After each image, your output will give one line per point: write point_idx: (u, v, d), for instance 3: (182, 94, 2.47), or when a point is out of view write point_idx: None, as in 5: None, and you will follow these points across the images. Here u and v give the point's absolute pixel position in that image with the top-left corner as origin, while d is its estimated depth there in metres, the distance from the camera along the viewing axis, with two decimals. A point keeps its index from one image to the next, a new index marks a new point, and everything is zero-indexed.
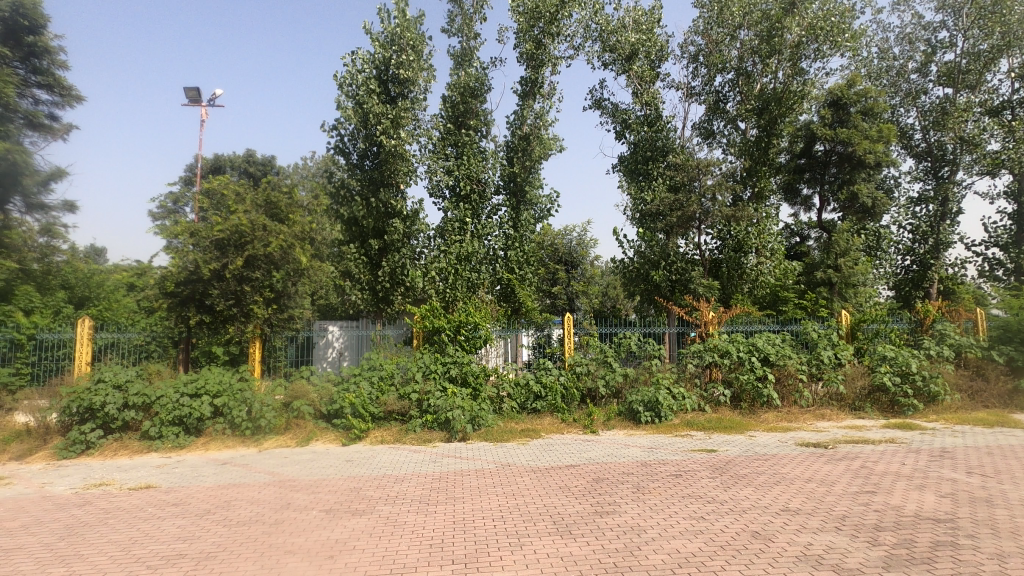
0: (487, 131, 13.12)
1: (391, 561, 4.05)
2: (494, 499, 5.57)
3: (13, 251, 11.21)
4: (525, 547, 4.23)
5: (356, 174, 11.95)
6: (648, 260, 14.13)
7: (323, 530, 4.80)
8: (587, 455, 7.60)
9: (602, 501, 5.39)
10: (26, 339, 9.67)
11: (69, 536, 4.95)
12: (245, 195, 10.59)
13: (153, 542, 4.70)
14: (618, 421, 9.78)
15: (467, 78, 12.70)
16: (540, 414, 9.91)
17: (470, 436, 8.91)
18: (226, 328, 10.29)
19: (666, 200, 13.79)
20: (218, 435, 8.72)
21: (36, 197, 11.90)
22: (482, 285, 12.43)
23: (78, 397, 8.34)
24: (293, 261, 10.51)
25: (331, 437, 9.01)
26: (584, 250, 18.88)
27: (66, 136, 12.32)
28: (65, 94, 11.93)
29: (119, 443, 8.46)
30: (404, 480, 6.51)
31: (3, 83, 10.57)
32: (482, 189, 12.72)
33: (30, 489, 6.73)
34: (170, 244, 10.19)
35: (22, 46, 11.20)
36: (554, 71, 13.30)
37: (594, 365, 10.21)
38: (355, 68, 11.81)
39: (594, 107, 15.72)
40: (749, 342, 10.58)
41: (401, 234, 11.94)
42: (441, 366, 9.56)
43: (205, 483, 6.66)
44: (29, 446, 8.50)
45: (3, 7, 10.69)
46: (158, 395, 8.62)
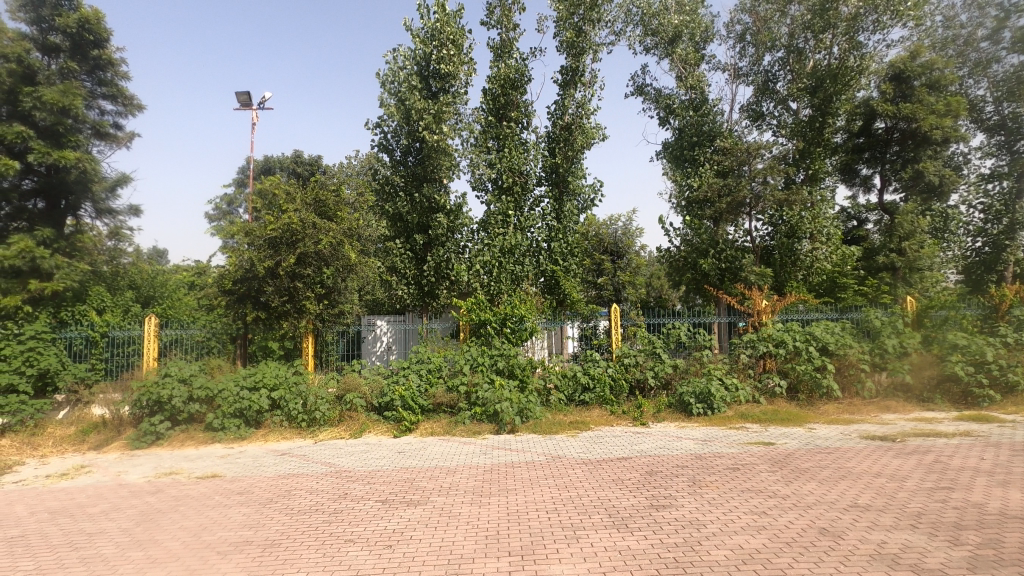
0: (527, 122, 13.02)
1: (449, 552, 4.07)
2: (547, 491, 5.54)
3: (85, 255, 11.81)
4: (581, 540, 4.18)
5: (400, 171, 12.15)
6: (695, 248, 13.84)
7: (380, 520, 4.89)
8: (639, 447, 7.47)
9: (657, 494, 5.29)
10: (100, 337, 10.29)
11: (144, 522, 5.23)
12: (295, 195, 10.84)
13: (221, 529, 4.90)
14: (669, 413, 9.56)
15: (508, 70, 12.60)
16: (589, 406, 9.81)
17: (520, 428, 8.91)
18: (281, 323, 10.66)
19: (714, 186, 13.30)
20: (276, 426, 9.12)
21: (104, 202, 12.34)
22: (526, 277, 12.46)
23: (147, 391, 8.81)
24: (343, 258, 10.77)
25: (383, 429, 9.19)
26: (629, 240, 18.63)
27: (129, 144, 12.89)
28: (127, 103, 12.48)
29: (186, 435, 8.92)
30: (456, 471, 6.57)
31: (73, 95, 11.20)
32: (525, 181, 12.65)
33: (108, 477, 7.16)
34: (228, 244, 10.67)
35: (88, 60, 11.78)
36: (595, 59, 13.06)
37: (642, 356, 10.02)
38: (396, 65, 11.92)
39: (635, 93, 15.39)
40: (806, 332, 10.14)
41: (445, 228, 12.02)
42: (488, 358, 9.55)
43: (266, 473, 6.90)
44: (105, 437, 9.11)
45: (71, 23, 11.33)
46: (220, 389, 8.97)
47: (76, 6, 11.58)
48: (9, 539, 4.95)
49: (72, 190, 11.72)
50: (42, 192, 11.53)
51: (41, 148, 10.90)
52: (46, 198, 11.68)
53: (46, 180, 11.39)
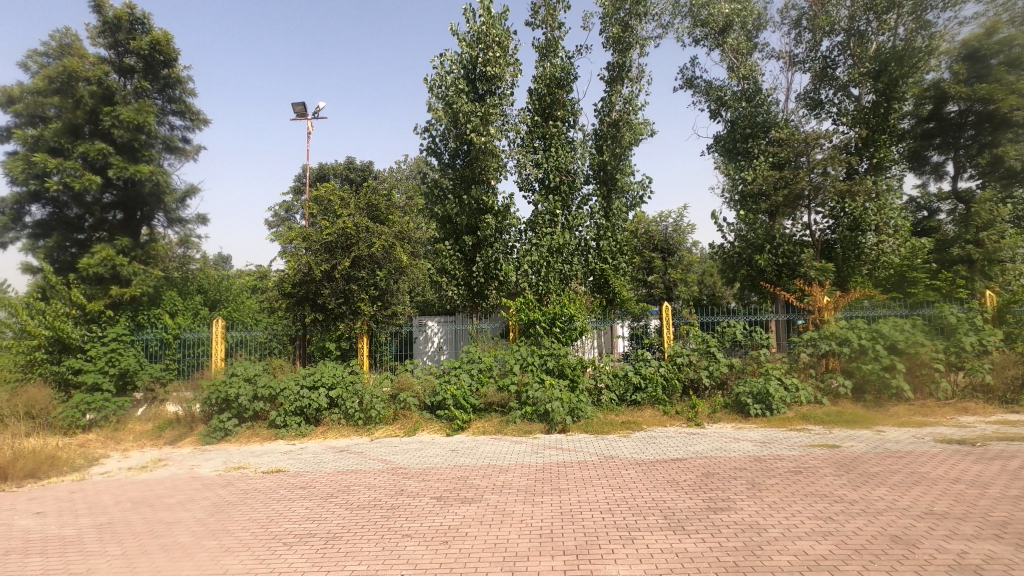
0: (574, 121, 12.96)
1: (503, 550, 4.11)
2: (600, 492, 5.49)
3: (159, 262, 12.55)
4: (637, 541, 4.14)
5: (448, 174, 12.31)
6: (750, 244, 13.55)
7: (436, 516, 4.99)
8: (694, 449, 7.30)
9: (715, 496, 5.15)
10: (173, 338, 10.99)
11: (216, 513, 5.54)
12: (348, 200, 11.18)
13: (286, 521, 5.14)
14: (725, 414, 9.30)
15: (553, 69, 12.58)
16: (641, 406, 9.67)
17: (571, 428, 8.88)
18: (337, 325, 10.98)
19: (769, 179, 12.79)
20: (335, 424, 9.48)
21: (175, 212, 13.11)
22: (575, 276, 12.42)
23: (216, 390, 9.32)
24: (395, 261, 11.05)
25: (436, 428, 9.36)
26: (681, 237, 18.30)
27: (196, 157, 13.63)
28: (194, 118, 13.24)
29: (251, 431, 9.41)
30: (508, 470, 6.62)
31: (146, 113, 11.95)
32: (572, 179, 12.63)
33: (183, 470, 7.63)
34: (286, 249, 11.12)
35: (159, 79, 12.53)
36: (643, 53, 12.85)
37: (695, 356, 9.78)
38: (443, 70, 12.12)
39: (685, 86, 15.03)
40: (872, 329, 9.58)
41: (493, 229, 12.14)
42: (538, 358, 9.57)
43: (326, 469, 7.17)
44: (179, 433, 9.73)
45: (143, 45, 12.05)
46: (282, 387, 9.40)
47: (148, 29, 12.32)
48: (98, 525, 5.37)
49: (146, 202, 12.52)
50: (121, 204, 12.38)
51: (120, 162, 11.75)
52: (123, 209, 12.52)
53: (124, 193, 12.21)
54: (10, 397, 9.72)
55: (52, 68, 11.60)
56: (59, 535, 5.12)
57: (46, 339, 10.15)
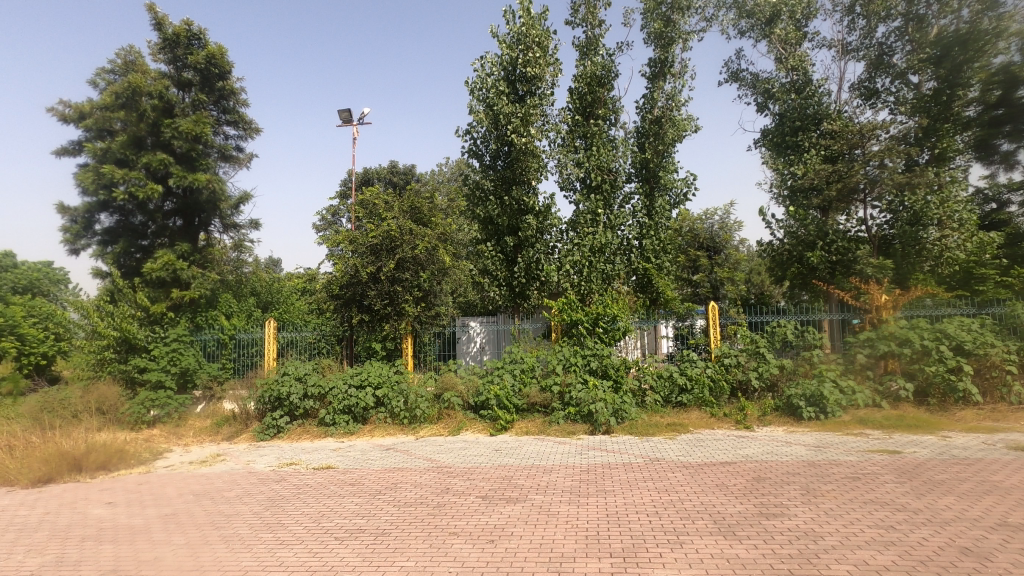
0: (615, 119, 12.83)
1: (550, 550, 4.12)
2: (647, 494, 5.41)
3: (214, 266, 13.04)
4: (686, 545, 4.06)
5: (490, 175, 12.33)
6: (803, 241, 12.97)
7: (482, 515, 5.04)
8: (744, 452, 7.10)
9: (767, 502, 5.00)
10: (229, 339, 11.51)
11: (272, 507, 5.76)
12: (392, 203, 11.41)
13: (337, 516, 5.29)
14: (776, 416, 9.02)
15: (594, 67, 12.47)
16: (687, 408, 9.46)
17: (615, 430, 8.78)
18: (383, 326, 11.21)
19: (822, 172, 12.41)
20: (381, 423, 9.69)
21: (229, 218, 13.68)
22: (618, 276, 12.33)
23: (269, 387, 9.74)
24: (438, 262, 11.23)
25: (479, 428, 9.43)
26: (727, 235, 17.97)
27: (248, 164, 14.16)
28: (247, 128, 13.77)
29: (302, 428, 9.73)
30: (553, 471, 6.60)
31: (204, 124, 12.52)
32: (613, 178, 12.51)
33: (239, 465, 7.97)
34: (334, 252, 11.43)
35: (214, 91, 13.08)
36: (685, 48, 12.58)
37: (744, 356, 9.52)
38: (484, 72, 12.20)
39: (730, 80, 14.62)
40: (935, 329, 9.13)
41: (535, 229, 12.13)
42: (582, 358, 9.53)
43: (374, 466, 7.34)
44: (236, 429, 10.16)
45: (200, 59, 12.65)
46: (331, 386, 9.73)
47: (204, 44, 12.94)
48: (164, 516, 5.67)
49: (203, 209, 13.09)
50: (180, 211, 13.03)
51: (179, 172, 12.38)
52: (183, 216, 13.15)
53: (183, 201, 12.87)
54: (84, 393, 10.41)
55: (118, 85, 12.28)
56: (129, 524, 5.44)
57: (115, 340, 10.80)
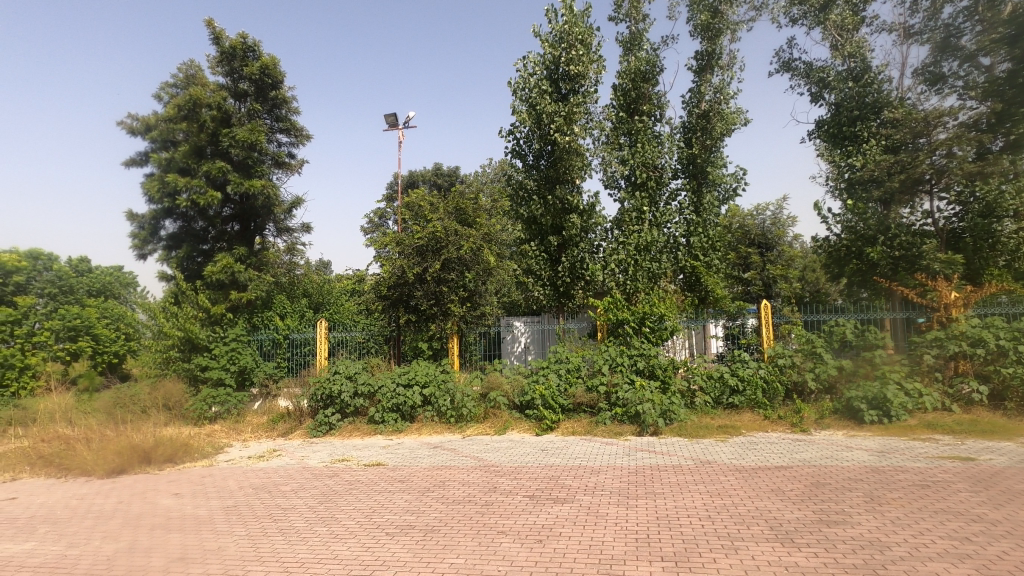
0: (661, 114, 12.55)
1: (599, 551, 4.07)
2: (698, 498, 5.28)
3: (268, 269, 13.58)
4: (741, 552, 3.93)
5: (533, 175, 12.31)
6: (862, 237, 12.48)
7: (530, 514, 5.04)
8: (800, 456, 6.83)
9: (827, 508, 4.79)
10: (284, 339, 11.95)
11: (326, 501, 5.94)
12: (437, 204, 11.59)
13: (388, 512, 5.39)
14: (835, 420, 8.63)
15: (638, 63, 12.29)
16: (738, 410, 9.15)
17: (663, 431, 8.61)
18: (429, 326, 11.38)
19: (882, 163, 11.82)
20: (428, 421, 9.84)
21: (283, 222, 14.11)
22: (664, 274, 12.11)
23: (321, 385, 10.09)
24: (483, 262, 11.30)
25: (525, 428, 9.43)
26: (780, 231, 17.36)
27: (300, 171, 14.60)
28: (299, 135, 14.27)
29: (353, 426, 10.02)
30: (600, 471, 6.53)
31: (258, 133, 13.00)
32: (659, 175, 12.26)
33: (294, 460, 8.27)
34: (381, 253, 11.65)
35: (268, 100, 13.61)
36: (734, 39, 12.21)
37: (799, 356, 9.14)
38: (527, 72, 12.17)
39: (782, 70, 14.07)
40: (1012, 328, 8.57)
41: (579, 228, 12.03)
42: (628, 358, 9.40)
43: (422, 464, 7.47)
44: (290, 425, 10.55)
45: (255, 71, 13.18)
46: (380, 385, 9.98)
47: (258, 55, 13.49)
48: (226, 508, 5.94)
49: (259, 213, 13.59)
50: (238, 216, 13.67)
51: (237, 179, 12.92)
52: (240, 221, 13.83)
53: (241, 206, 13.46)
54: (152, 389, 11.04)
55: (181, 98, 12.94)
56: (194, 514, 5.73)
57: (179, 340, 11.36)
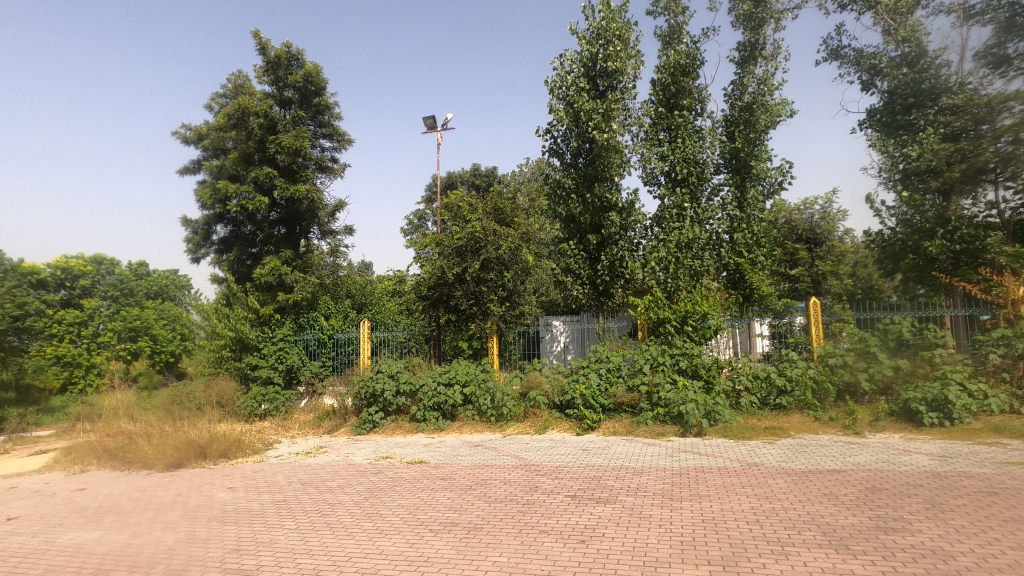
0: (702, 108, 12.28)
1: (643, 553, 4.01)
2: (746, 501, 5.14)
3: (313, 271, 13.94)
4: (792, 558, 3.80)
5: (571, 173, 12.20)
6: (919, 230, 11.84)
7: (572, 515, 5.01)
8: (854, 460, 6.56)
9: (884, 514, 4.58)
10: (328, 339, 12.26)
11: (371, 497, 6.07)
12: (476, 205, 11.62)
13: (431, 509, 5.47)
14: (890, 423, 8.20)
15: (678, 56, 12.04)
16: (787, 411, 8.84)
17: (707, 432, 8.42)
18: (469, 325, 11.47)
19: (941, 153, 11.32)
20: (469, 420, 9.93)
21: (327, 225, 14.45)
22: (707, 272, 11.84)
23: (364, 384, 10.34)
24: (521, 262, 11.31)
25: (566, 427, 9.39)
26: (830, 225, 16.70)
27: (342, 174, 14.96)
28: (341, 139, 14.63)
29: (395, 424, 10.22)
30: (643, 472, 6.45)
31: (303, 138, 13.40)
32: (700, 170, 12.01)
33: (340, 457, 8.48)
34: (421, 254, 11.81)
35: (311, 106, 14.03)
36: (778, 27, 11.83)
37: (851, 356, 8.75)
38: (564, 70, 12.11)
39: (830, 59, 13.53)
40: None
41: (618, 226, 11.91)
42: (669, 358, 9.26)
43: (464, 462, 7.55)
44: (335, 423, 10.84)
45: (299, 78, 13.61)
46: (421, 384, 10.15)
47: (302, 63, 13.92)
48: (276, 502, 6.15)
49: (303, 217, 13.96)
50: (284, 220, 14.08)
51: (283, 184, 13.34)
52: (286, 225, 14.22)
53: (286, 211, 13.83)
54: (206, 388, 11.55)
55: (230, 107, 13.43)
56: (248, 508, 5.96)
57: (231, 340, 11.94)
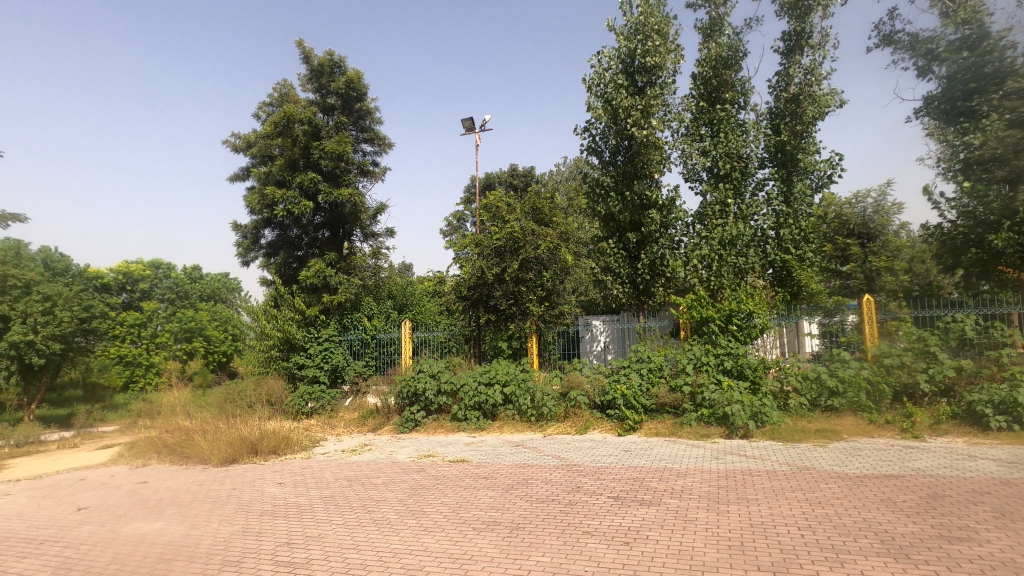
0: (745, 101, 11.94)
1: (689, 557, 3.94)
2: (797, 506, 4.97)
3: (356, 272, 14.27)
4: (847, 566, 3.66)
5: (610, 171, 12.07)
6: (981, 222, 11.26)
7: (615, 516, 4.96)
8: (913, 465, 6.25)
9: (947, 523, 4.35)
10: (371, 339, 12.56)
11: (415, 495, 6.17)
12: (514, 205, 11.62)
13: (474, 508, 5.52)
14: (953, 426, 7.78)
15: (719, 49, 11.74)
16: (839, 413, 8.49)
17: (754, 434, 8.18)
18: (508, 325, 11.52)
19: (1007, 139, 10.65)
20: (510, 419, 9.97)
21: (369, 228, 14.82)
22: (752, 270, 11.52)
23: (407, 383, 10.52)
24: (560, 261, 11.29)
25: (607, 428, 9.30)
26: (884, 219, 16.12)
27: (383, 178, 15.27)
28: (382, 143, 14.93)
29: (437, 423, 10.38)
30: (688, 474, 6.32)
31: (346, 144, 13.75)
32: (744, 165, 11.68)
33: (384, 455, 8.65)
34: (460, 255, 11.88)
35: (353, 112, 14.41)
36: (826, 14, 11.38)
37: (909, 356, 8.36)
38: (602, 67, 11.99)
39: (882, 45, 12.93)
40: None
41: (658, 224, 11.69)
42: (714, 358, 9.03)
43: (505, 462, 7.57)
44: (378, 421, 11.08)
45: (341, 85, 13.98)
46: (462, 383, 10.24)
47: (344, 70, 14.29)
48: (324, 498, 6.33)
49: (347, 220, 14.38)
50: (328, 223, 14.50)
51: (327, 189, 13.72)
52: (330, 228, 14.64)
53: (330, 214, 14.26)
54: (256, 387, 12.02)
55: (276, 115, 13.85)
56: (297, 503, 6.15)
57: (279, 340, 12.36)
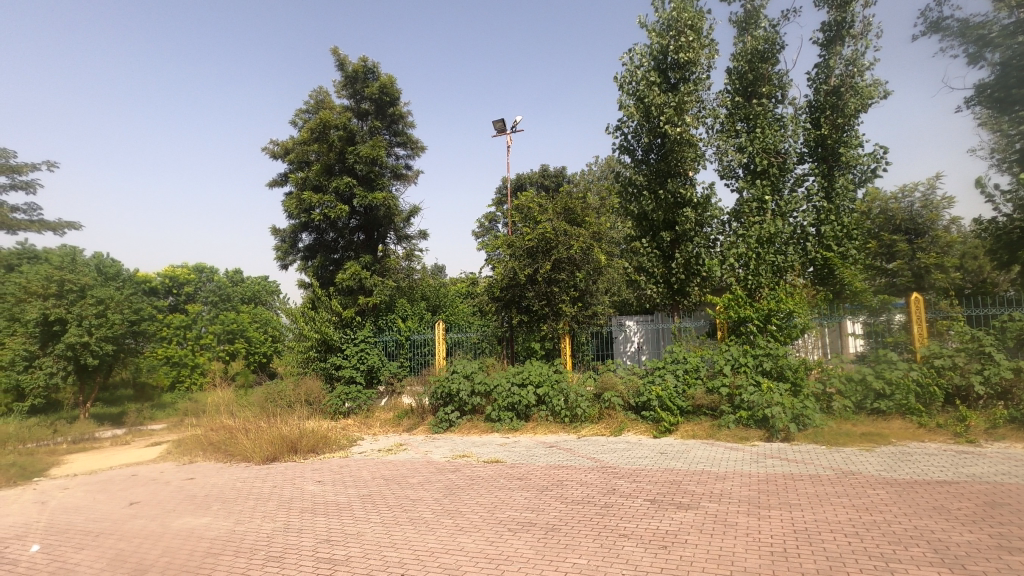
0: (783, 95, 11.61)
1: (730, 563, 3.86)
2: (842, 512, 4.80)
3: (390, 275, 14.56)
4: None
5: (643, 170, 11.91)
6: None
7: (653, 519, 4.89)
8: (968, 471, 5.95)
9: (1007, 532, 4.13)
10: (406, 340, 12.75)
11: (450, 495, 6.22)
12: (546, 205, 11.58)
13: (509, 508, 5.53)
14: (1012, 430, 7.38)
15: (755, 42, 11.44)
16: (886, 416, 8.22)
17: (796, 437, 7.96)
18: (541, 326, 11.51)
19: None
20: (543, 420, 9.96)
21: (402, 230, 15.08)
22: (791, 268, 11.21)
23: (441, 384, 10.64)
24: (593, 261, 11.22)
25: (642, 429, 9.19)
26: (933, 214, 15.56)
27: (416, 181, 15.49)
28: (414, 147, 15.14)
29: (471, 423, 10.46)
30: (727, 478, 6.18)
31: (380, 148, 13.98)
32: (783, 160, 11.32)
33: (419, 455, 8.76)
34: (492, 256, 11.88)
35: (387, 116, 14.67)
36: (868, 2, 10.97)
37: (961, 357, 8.00)
38: (634, 65, 11.84)
39: (929, 32, 12.38)
40: None
41: (693, 222, 11.50)
42: (752, 358, 8.76)
43: (540, 463, 7.57)
44: (413, 421, 11.21)
45: (375, 90, 14.22)
46: (496, 384, 10.28)
47: (377, 76, 14.53)
48: (362, 496, 6.45)
49: (381, 223, 14.68)
50: (363, 227, 14.78)
51: (362, 193, 13.98)
52: (365, 231, 14.93)
53: (365, 218, 14.53)
54: (295, 387, 12.34)
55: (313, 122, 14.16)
56: (336, 501, 6.28)
57: (316, 341, 12.69)
